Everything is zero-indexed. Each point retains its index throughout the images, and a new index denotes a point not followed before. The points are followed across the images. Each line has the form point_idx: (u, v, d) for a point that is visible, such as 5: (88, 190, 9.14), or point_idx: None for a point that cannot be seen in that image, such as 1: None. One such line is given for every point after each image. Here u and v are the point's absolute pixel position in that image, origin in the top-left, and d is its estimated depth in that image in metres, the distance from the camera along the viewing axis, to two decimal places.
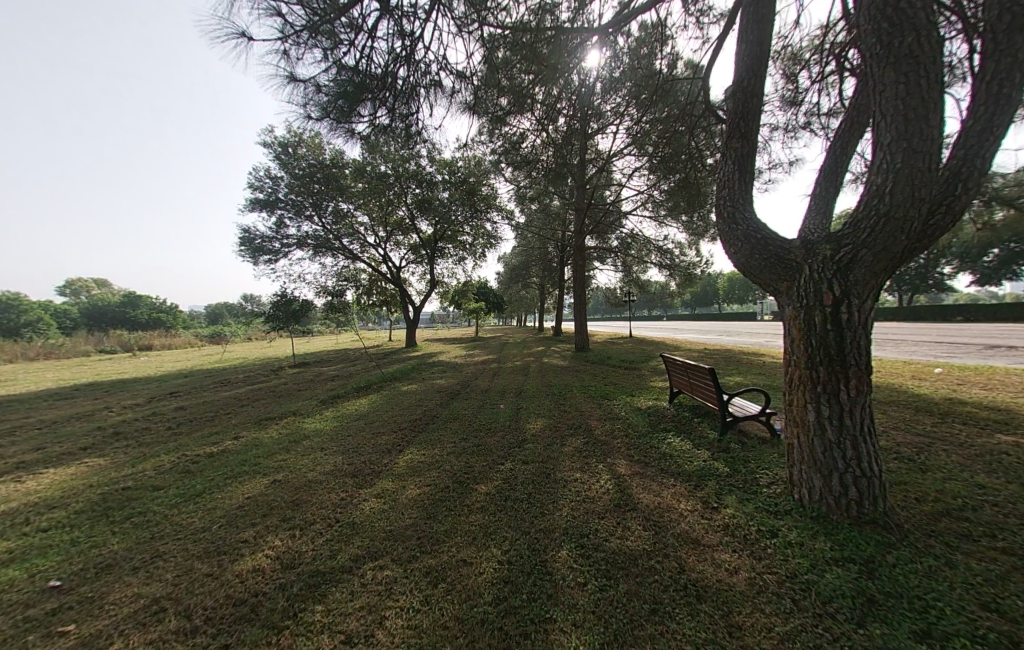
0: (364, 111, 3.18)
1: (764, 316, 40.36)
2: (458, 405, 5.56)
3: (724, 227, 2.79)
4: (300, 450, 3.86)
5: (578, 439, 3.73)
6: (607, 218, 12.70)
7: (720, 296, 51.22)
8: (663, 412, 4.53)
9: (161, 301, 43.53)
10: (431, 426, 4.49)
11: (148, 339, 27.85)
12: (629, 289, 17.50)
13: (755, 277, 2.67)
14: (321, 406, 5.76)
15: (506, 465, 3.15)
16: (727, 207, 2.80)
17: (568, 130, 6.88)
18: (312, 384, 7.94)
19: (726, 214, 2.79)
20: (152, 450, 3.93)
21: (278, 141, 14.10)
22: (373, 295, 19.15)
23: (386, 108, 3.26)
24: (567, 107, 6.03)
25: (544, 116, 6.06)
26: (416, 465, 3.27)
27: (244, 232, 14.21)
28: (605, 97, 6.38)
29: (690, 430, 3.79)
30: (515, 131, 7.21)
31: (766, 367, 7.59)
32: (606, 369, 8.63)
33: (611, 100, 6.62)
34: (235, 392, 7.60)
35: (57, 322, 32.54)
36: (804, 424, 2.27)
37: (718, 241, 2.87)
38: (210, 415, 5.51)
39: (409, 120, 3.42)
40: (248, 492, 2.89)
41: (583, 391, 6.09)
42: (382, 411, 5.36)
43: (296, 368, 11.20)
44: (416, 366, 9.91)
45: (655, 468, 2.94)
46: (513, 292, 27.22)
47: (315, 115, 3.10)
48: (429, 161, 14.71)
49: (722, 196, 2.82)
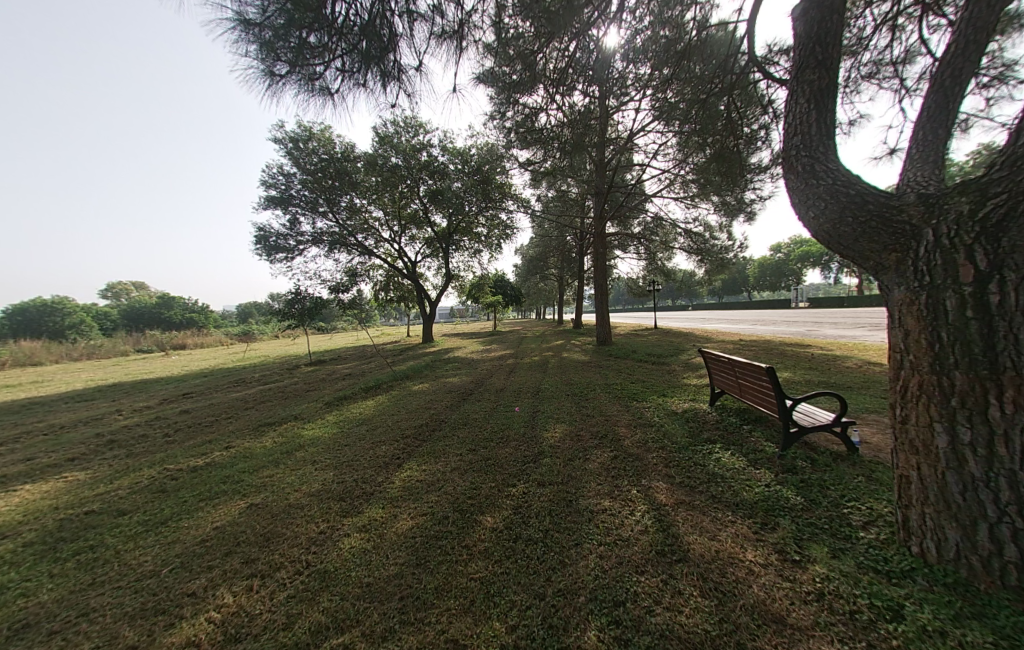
0: (324, 57, 2.53)
1: (798, 303, 37.88)
2: (469, 408, 5.06)
3: (797, 185, 2.08)
4: (289, 463, 3.47)
5: (605, 454, 3.14)
6: (631, 201, 11.83)
7: (750, 283, 48.61)
8: (704, 417, 3.88)
9: (193, 302, 45.41)
10: (437, 433, 4.03)
11: (181, 338, 29.12)
12: (654, 277, 16.49)
13: (842, 251, 1.94)
14: (325, 409, 5.41)
15: (517, 489, 2.61)
16: (802, 159, 2.09)
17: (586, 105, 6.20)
18: (322, 384, 7.66)
19: (799, 169, 2.08)
20: (137, 462, 3.69)
21: (289, 136, 13.84)
22: (389, 290, 19.03)
23: (352, 49, 2.57)
24: (583, 77, 5.33)
25: (559, 87, 5.37)
26: (413, 486, 2.80)
27: (259, 231, 14.19)
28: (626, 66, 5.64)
29: (740, 443, 3.13)
30: (529, 108, 6.56)
31: (816, 360, 6.71)
32: (632, 364, 7.94)
33: (635, 66, 5.86)
34: (245, 393, 7.40)
35: (101, 322, 34.42)
36: (930, 452, 1.57)
37: (787, 206, 2.18)
38: (211, 420, 5.25)
39: (384, 67, 2.71)
40: (219, 522, 2.50)
41: (607, 392, 5.46)
42: (387, 415, 4.94)
43: (313, 366, 11.10)
44: (429, 363, 9.52)
45: (707, 497, 2.33)
46: (530, 286, 26.62)
47: (278, 72, 2.49)
48: (440, 150, 14.21)
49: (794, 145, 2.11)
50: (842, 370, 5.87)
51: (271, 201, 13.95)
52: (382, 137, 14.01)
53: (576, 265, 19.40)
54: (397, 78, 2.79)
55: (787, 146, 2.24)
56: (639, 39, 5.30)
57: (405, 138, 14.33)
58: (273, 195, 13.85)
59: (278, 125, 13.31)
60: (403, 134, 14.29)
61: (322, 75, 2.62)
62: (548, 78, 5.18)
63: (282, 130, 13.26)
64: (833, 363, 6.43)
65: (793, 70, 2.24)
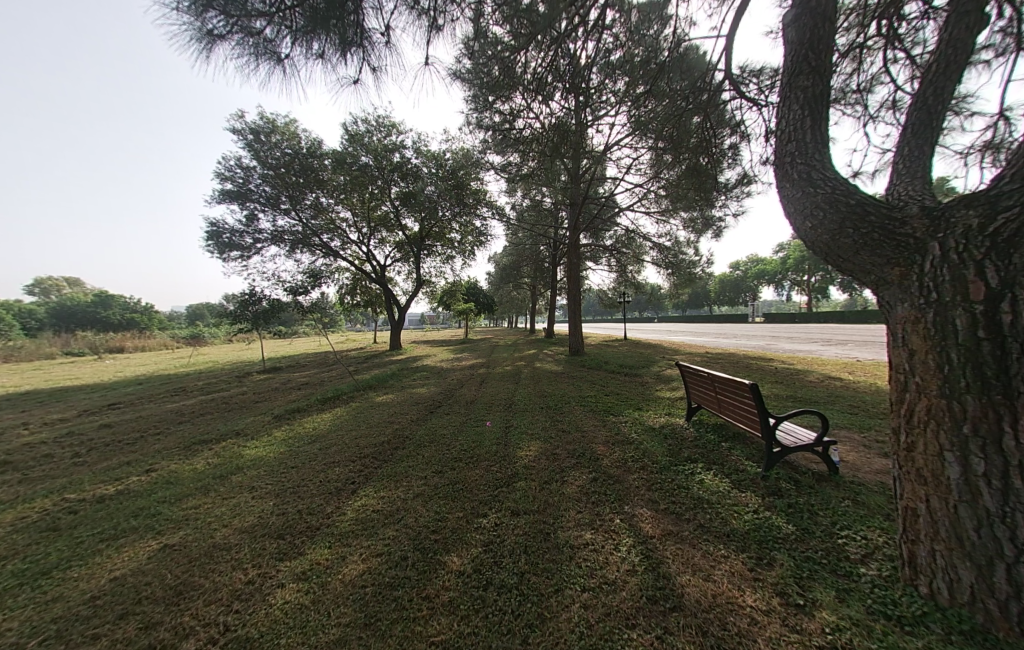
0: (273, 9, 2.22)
1: (755, 319, 40.28)
2: (436, 422, 4.70)
3: (794, 194, 2.04)
4: (222, 489, 2.97)
5: (584, 475, 2.92)
6: (603, 214, 12.01)
7: (712, 298, 51.28)
8: (682, 433, 3.78)
9: (134, 301, 41.36)
10: (399, 452, 3.65)
11: (117, 340, 26.31)
12: (625, 290, 16.84)
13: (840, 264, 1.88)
14: (274, 424, 4.84)
15: (488, 520, 2.31)
16: (797, 166, 2.07)
17: (563, 114, 6.16)
18: (273, 395, 6.96)
19: (795, 177, 2.06)
20: (26, 491, 3.03)
21: (249, 127, 12.98)
22: (356, 294, 18.21)
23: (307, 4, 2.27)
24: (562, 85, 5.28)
25: (537, 92, 5.27)
26: (368, 518, 2.42)
27: (212, 226, 13.08)
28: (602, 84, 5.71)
29: (722, 462, 3.02)
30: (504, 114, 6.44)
31: (779, 374, 6.94)
32: (604, 376, 7.88)
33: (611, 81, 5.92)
34: (181, 405, 6.57)
35: (18, 321, 30.48)
36: (939, 483, 1.49)
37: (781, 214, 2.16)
38: (133, 437, 4.53)
39: (346, 30, 2.44)
40: (118, 571, 1.95)
41: (582, 405, 5.29)
42: (345, 431, 4.48)
43: (266, 374, 10.21)
44: (395, 372, 8.99)
45: (698, 527, 2.15)
46: (503, 294, 26.48)
47: (216, 30, 2.20)
48: (414, 152, 13.88)
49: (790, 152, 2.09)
50: (804, 384, 6.06)
51: (226, 194, 12.95)
52: (352, 135, 13.48)
53: (550, 275, 19.51)
54: (360, 45, 2.53)
55: (780, 153, 2.22)
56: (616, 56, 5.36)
57: (377, 137, 13.89)
58: (230, 189, 12.87)
59: (238, 114, 12.45)
60: (375, 133, 13.85)
61: (268, 34, 2.33)
62: (525, 81, 5.06)
63: (242, 120, 12.42)
64: (796, 377, 6.65)
65: (785, 76, 2.23)
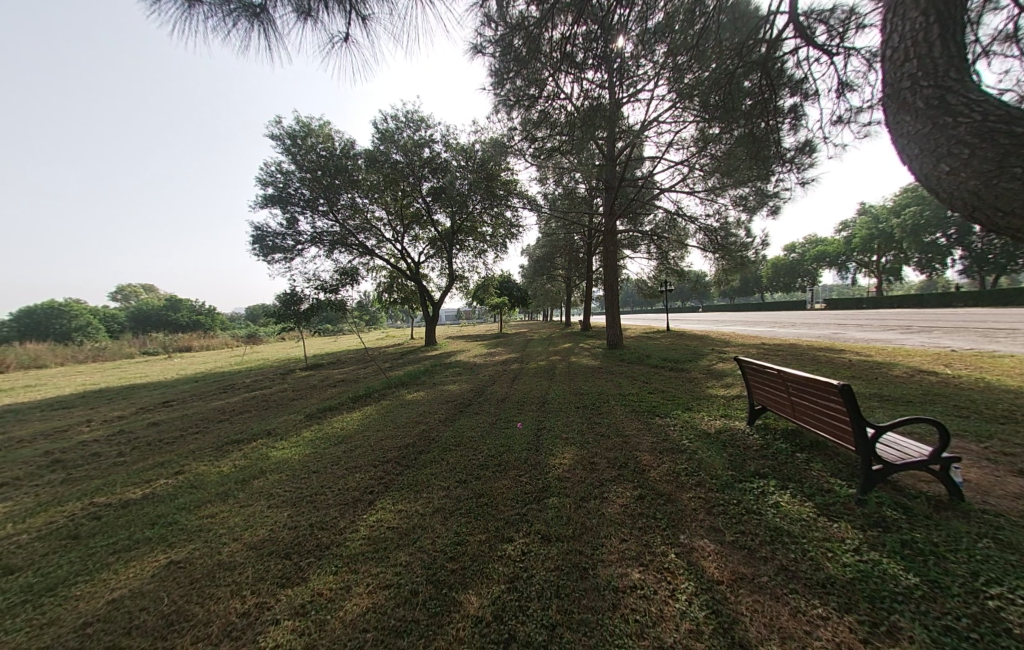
0: None
1: (814, 305, 36.64)
2: (464, 423, 4.45)
3: (922, 128, 1.89)
4: (242, 497, 2.90)
5: (628, 492, 2.51)
6: (643, 197, 11.19)
7: (762, 284, 47.40)
8: (744, 440, 3.24)
9: (201, 304, 45.49)
10: (423, 457, 3.42)
11: (187, 340, 29.00)
12: (666, 278, 15.72)
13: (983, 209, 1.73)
14: (304, 423, 4.83)
15: (514, 548, 1.98)
16: (924, 90, 1.88)
17: (595, 86, 5.63)
18: (311, 393, 7.09)
19: (924, 106, 1.86)
20: (71, 492, 3.17)
21: (287, 133, 13.43)
22: (392, 292, 18.64)
23: None
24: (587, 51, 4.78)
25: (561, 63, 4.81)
26: (381, 538, 2.19)
27: (256, 231, 13.78)
28: (638, 56, 5.17)
29: (800, 480, 2.47)
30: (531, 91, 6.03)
31: (858, 367, 5.96)
32: (647, 371, 7.25)
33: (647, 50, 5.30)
34: (229, 402, 6.87)
35: (109, 326, 34.56)
36: None
37: (902, 151, 2.04)
38: (176, 436, 4.70)
39: None
40: (121, 594, 1.86)
41: (623, 405, 4.79)
42: (372, 431, 4.36)
43: (308, 371, 10.59)
44: (428, 369, 8.95)
45: (778, 570, 1.68)
46: (536, 287, 25.95)
47: None
48: (444, 146, 13.72)
49: (911, 73, 1.90)
50: (891, 380, 5.11)
51: (268, 199, 13.53)
52: (383, 133, 13.51)
53: (585, 265, 18.69)
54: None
55: (893, 76, 2.05)
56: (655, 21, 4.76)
57: (407, 134, 13.82)
58: (271, 194, 13.44)
59: (276, 121, 12.88)
60: (405, 129, 13.78)
61: None
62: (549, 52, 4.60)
63: (280, 126, 12.84)
64: (881, 370, 5.68)
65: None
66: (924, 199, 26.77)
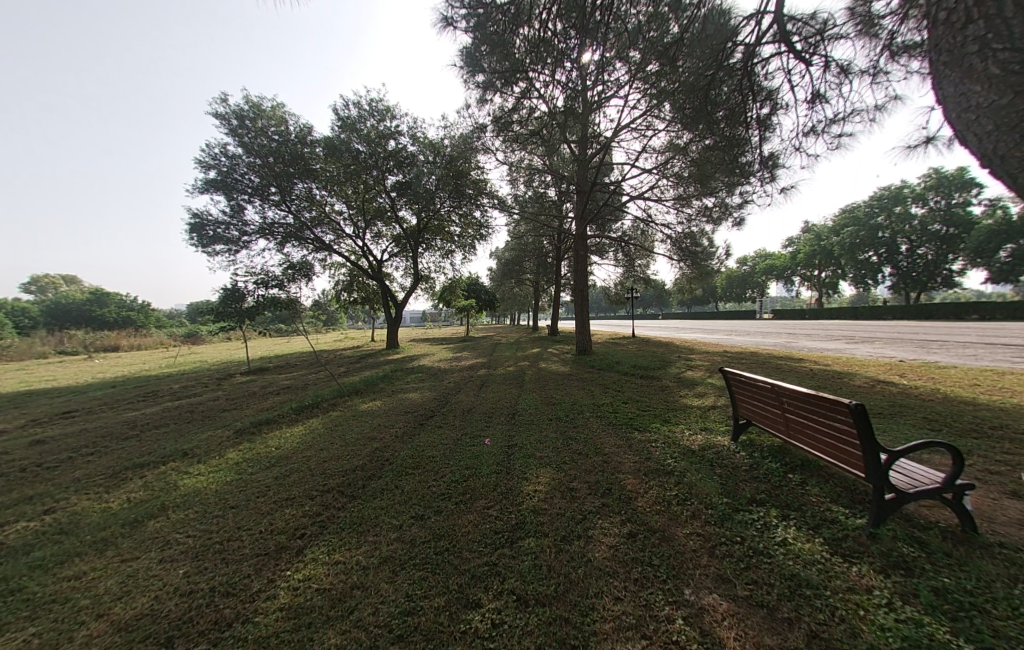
0: None
1: (763, 315, 39.33)
2: (424, 440, 3.91)
3: (1001, 100, 1.91)
4: (124, 545, 2.22)
5: (615, 528, 2.13)
6: (611, 204, 11.18)
7: (718, 295, 50.27)
8: (730, 457, 3.02)
9: (132, 298, 40.76)
10: (372, 486, 2.87)
11: (110, 339, 25.61)
12: (633, 284, 15.96)
13: None
14: (232, 443, 4.07)
15: (481, 620, 1.53)
16: (999, 55, 1.90)
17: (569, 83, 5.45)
18: (247, 402, 6.19)
19: (1000, 71, 1.89)
20: None
21: (233, 112, 12.12)
22: (353, 291, 17.52)
23: None
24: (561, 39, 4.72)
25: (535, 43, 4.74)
26: (302, 608, 1.65)
27: (194, 218, 12.30)
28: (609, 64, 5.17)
29: (802, 509, 2.24)
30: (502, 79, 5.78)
31: (819, 377, 6.11)
32: (618, 379, 7.06)
33: (614, 56, 5.26)
34: (143, 413, 5.83)
35: (11, 321, 29.77)
36: None
37: (977, 125, 2.05)
38: (59, 458, 3.78)
39: None
40: None
41: (599, 416, 4.47)
42: (314, 451, 3.71)
43: (249, 376, 9.47)
44: (387, 374, 8.26)
45: (808, 638, 1.36)
46: (505, 291, 25.59)
47: None
48: (411, 139, 13.03)
49: (980, 39, 1.94)
50: (852, 390, 5.22)
51: (210, 184, 12.15)
52: (344, 121, 12.56)
53: (553, 269, 18.60)
54: None
55: (954, 41, 2.09)
56: (637, 20, 4.61)
57: (370, 123, 12.95)
58: (213, 178, 12.06)
59: (220, 97, 11.59)
60: (369, 118, 12.92)
61: None
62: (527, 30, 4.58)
63: (224, 104, 11.55)
64: (840, 380, 5.85)
65: None
66: (858, 221, 29.50)
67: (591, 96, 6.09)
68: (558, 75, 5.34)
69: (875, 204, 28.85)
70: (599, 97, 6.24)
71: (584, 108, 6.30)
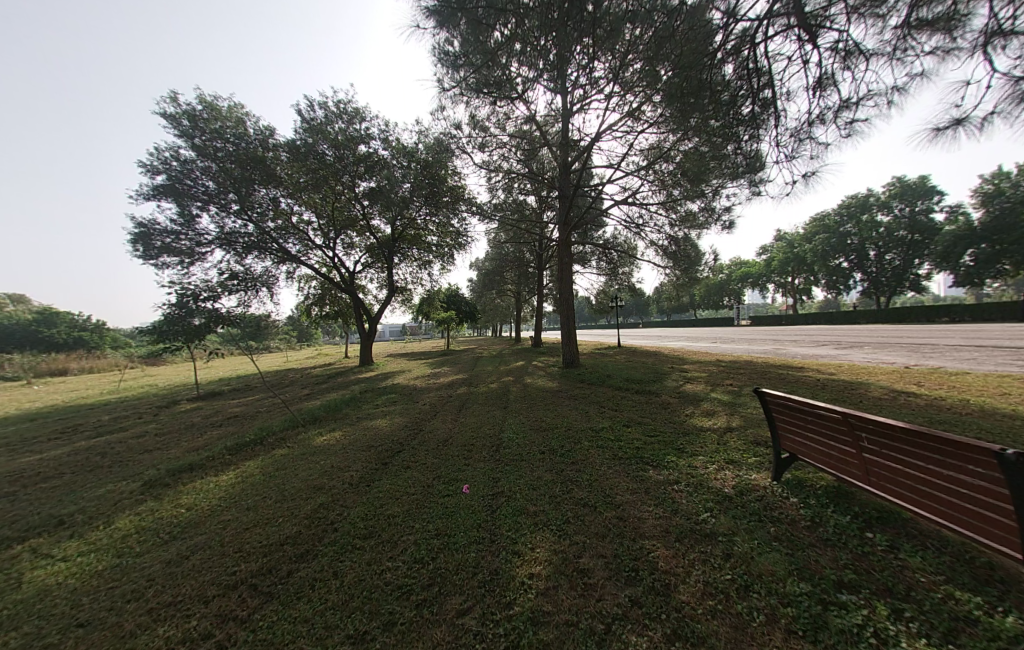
0: None
1: (741, 322, 40.14)
2: (387, 488, 3.08)
3: None
4: None
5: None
6: (595, 210, 10.75)
7: (698, 302, 51.19)
8: (782, 509, 2.32)
9: (83, 317, 37.66)
10: (301, 574, 2.02)
11: (55, 362, 23.27)
12: (617, 293, 15.58)
13: None
14: (129, 503, 3.10)
15: None
16: None
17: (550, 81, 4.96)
18: (177, 438, 5.15)
19: None
20: None
21: (185, 113, 11.15)
22: (325, 304, 16.45)
23: None
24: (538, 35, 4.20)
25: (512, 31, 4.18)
26: None
27: (140, 228, 11.12)
28: (588, 64, 4.71)
29: (919, 600, 1.54)
30: (475, 74, 5.25)
31: (832, 388, 5.60)
32: (613, 395, 6.39)
33: (592, 66, 4.83)
34: (39, 458, 4.70)
35: None
36: None
37: None
38: None
39: None
40: None
41: (601, 447, 3.73)
42: (239, 512, 2.82)
43: (194, 402, 8.28)
44: (355, 396, 7.33)
45: None
46: (487, 302, 24.94)
47: None
48: (383, 143, 12.33)
49: None
50: (875, 403, 4.68)
51: (158, 190, 11.02)
52: (310, 123, 11.74)
53: (536, 279, 18.11)
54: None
55: None
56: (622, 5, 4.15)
57: (339, 126, 12.17)
58: (162, 183, 10.97)
59: (169, 97, 10.63)
60: (337, 121, 12.15)
61: None
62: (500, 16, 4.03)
63: (173, 103, 10.58)
64: (856, 391, 5.34)
65: None
66: (829, 229, 30.53)
67: (571, 96, 5.60)
68: (537, 73, 4.85)
69: (843, 213, 30.00)
70: (579, 98, 5.75)
71: (564, 104, 5.78)
